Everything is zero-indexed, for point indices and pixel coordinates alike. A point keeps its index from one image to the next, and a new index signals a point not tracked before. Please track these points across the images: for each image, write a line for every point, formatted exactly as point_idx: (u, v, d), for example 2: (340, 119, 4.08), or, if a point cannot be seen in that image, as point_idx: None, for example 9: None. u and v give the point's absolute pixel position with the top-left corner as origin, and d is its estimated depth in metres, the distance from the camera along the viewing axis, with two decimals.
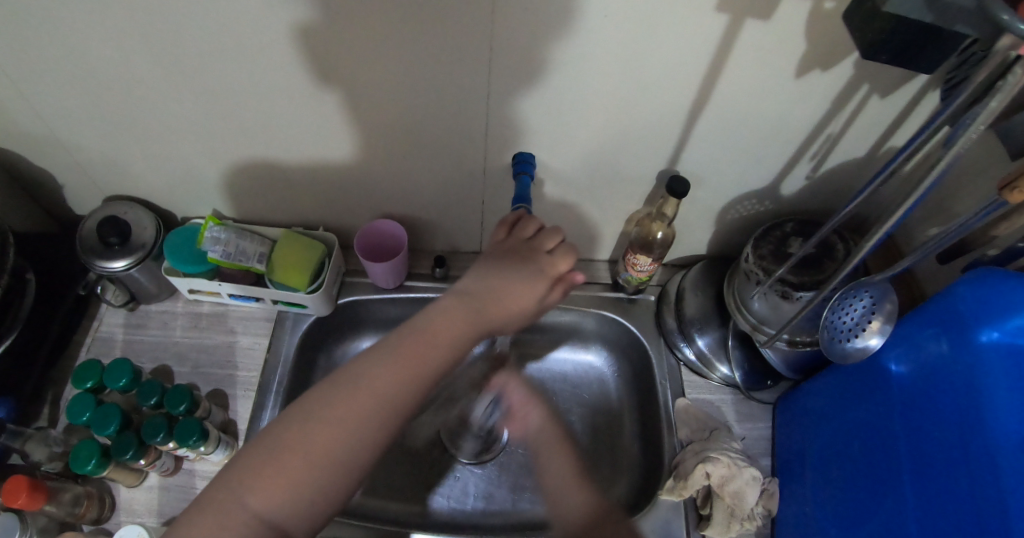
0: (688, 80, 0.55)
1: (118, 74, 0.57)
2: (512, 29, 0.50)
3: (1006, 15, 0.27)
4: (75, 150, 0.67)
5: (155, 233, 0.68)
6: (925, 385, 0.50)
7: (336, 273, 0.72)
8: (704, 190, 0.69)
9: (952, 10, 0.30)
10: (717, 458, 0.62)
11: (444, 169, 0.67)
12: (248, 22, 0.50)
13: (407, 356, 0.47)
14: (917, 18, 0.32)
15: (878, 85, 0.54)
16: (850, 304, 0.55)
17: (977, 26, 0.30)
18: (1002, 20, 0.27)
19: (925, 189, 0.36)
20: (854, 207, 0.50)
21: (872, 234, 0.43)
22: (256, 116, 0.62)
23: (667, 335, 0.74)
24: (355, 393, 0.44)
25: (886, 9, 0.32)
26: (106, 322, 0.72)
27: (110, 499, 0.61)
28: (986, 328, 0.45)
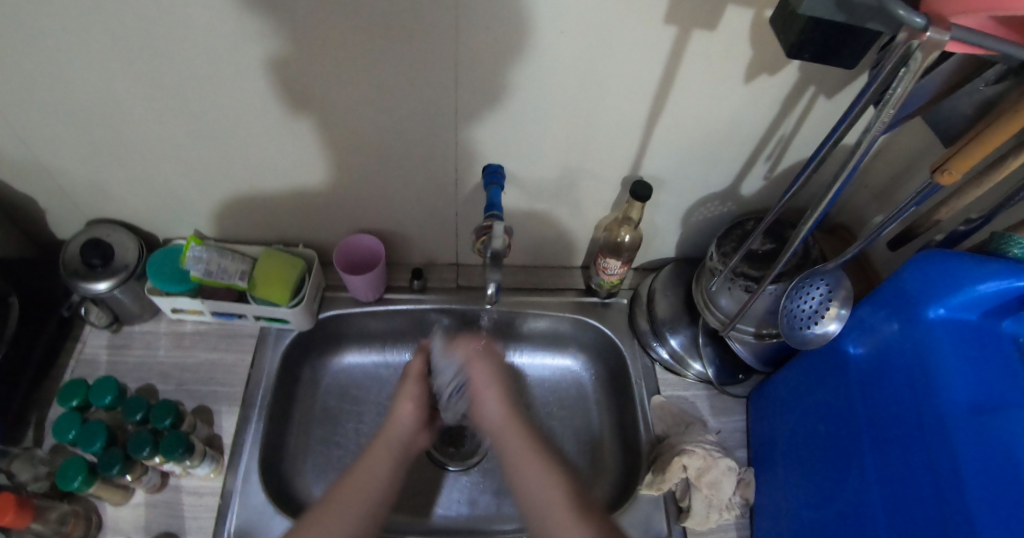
0: (645, 88, 0.58)
1: (99, 101, 0.59)
2: (475, 47, 0.53)
3: (903, 10, 0.31)
4: (59, 176, 0.69)
5: (138, 254, 0.71)
6: (880, 363, 0.53)
7: (316, 287, 0.74)
8: (669, 194, 0.72)
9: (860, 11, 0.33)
10: (693, 450, 0.64)
11: (418, 183, 0.70)
12: (224, 47, 0.53)
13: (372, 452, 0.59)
14: (831, 18, 0.35)
15: (823, 86, 0.57)
16: (806, 293, 0.57)
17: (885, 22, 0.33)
18: (901, 14, 0.31)
19: (847, 172, 0.41)
20: (786, 202, 0.54)
21: (808, 216, 0.48)
22: (235, 137, 0.64)
23: (641, 337, 0.76)
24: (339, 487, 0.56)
25: (802, 10, 0.35)
26: (90, 344, 0.73)
27: (96, 518, 0.62)
28: (933, 306, 0.48)
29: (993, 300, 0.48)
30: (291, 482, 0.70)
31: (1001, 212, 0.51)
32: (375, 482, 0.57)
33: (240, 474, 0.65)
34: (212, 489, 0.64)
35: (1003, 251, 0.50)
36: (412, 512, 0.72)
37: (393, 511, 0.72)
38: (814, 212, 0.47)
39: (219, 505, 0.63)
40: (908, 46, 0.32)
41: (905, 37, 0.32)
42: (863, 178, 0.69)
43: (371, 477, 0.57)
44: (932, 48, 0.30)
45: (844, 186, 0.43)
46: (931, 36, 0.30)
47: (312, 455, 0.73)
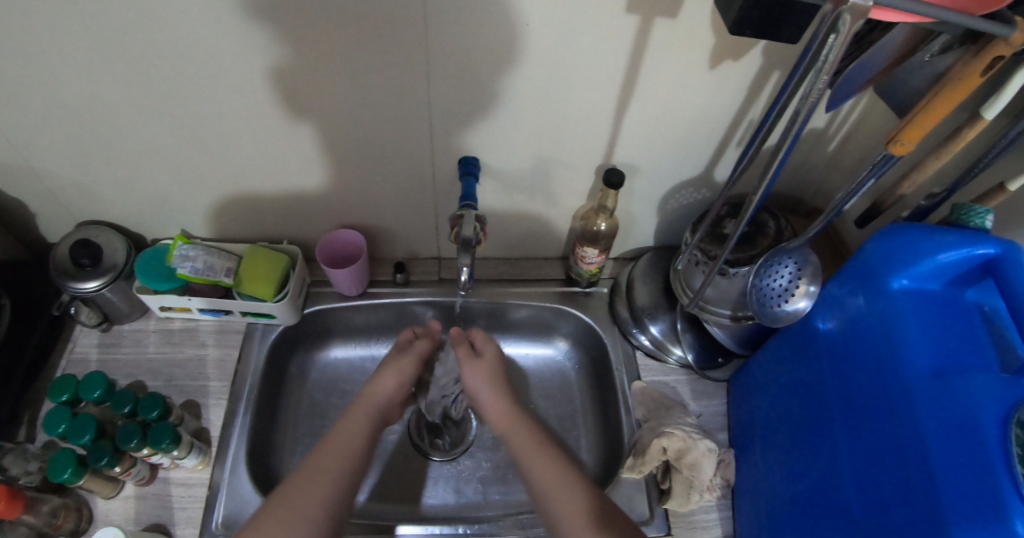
0: (613, 77, 0.59)
1: (83, 102, 0.61)
2: (446, 41, 0.55)
3: None
4: (49, 179, 0.71)
5: (126, 254, 0.73)
6: (847, 337, 0.54)
7: (301, 283, 0.76)
8: (643, 182, 0.73)
9: None
10: (672, 432, 0.65)
11: (398, 177, 0.71)
12: (201, 46, 0.54)
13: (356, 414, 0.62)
14: None
15: (786, 70, 0.59)
16: (776, 271, 0.59)
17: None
18: None
19: (793, 134, 0.43)
20: (730, 188, 0.57)
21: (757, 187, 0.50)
22: (217, 136, 0.66)
23: (621, 324, 0.77)
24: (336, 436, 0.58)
25: None
26: (81, 344, 0.75)
27: (87, 511, 0.63)
28: (896, 277, 0.50)
29: (954, 270, 0.48)
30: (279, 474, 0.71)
31: (962, 184, 0.52)
32: (351, 446, 0.57)
33: (227, 465, 0.66)
34: (201, 481, 0.65)
35: (964, 222, 0.51)
36: (398, 502, 0.73)
37: (378, 502, 0.72)
38: (760, 185, 0.49)
39: (207, 495, 0.64)
40: (836, 14, 0.34)
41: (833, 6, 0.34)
42: (832, 160, 0.70)
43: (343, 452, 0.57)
44: (859, 13, 0.33)
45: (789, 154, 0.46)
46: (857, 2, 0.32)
47: (300, 447, 0.74)
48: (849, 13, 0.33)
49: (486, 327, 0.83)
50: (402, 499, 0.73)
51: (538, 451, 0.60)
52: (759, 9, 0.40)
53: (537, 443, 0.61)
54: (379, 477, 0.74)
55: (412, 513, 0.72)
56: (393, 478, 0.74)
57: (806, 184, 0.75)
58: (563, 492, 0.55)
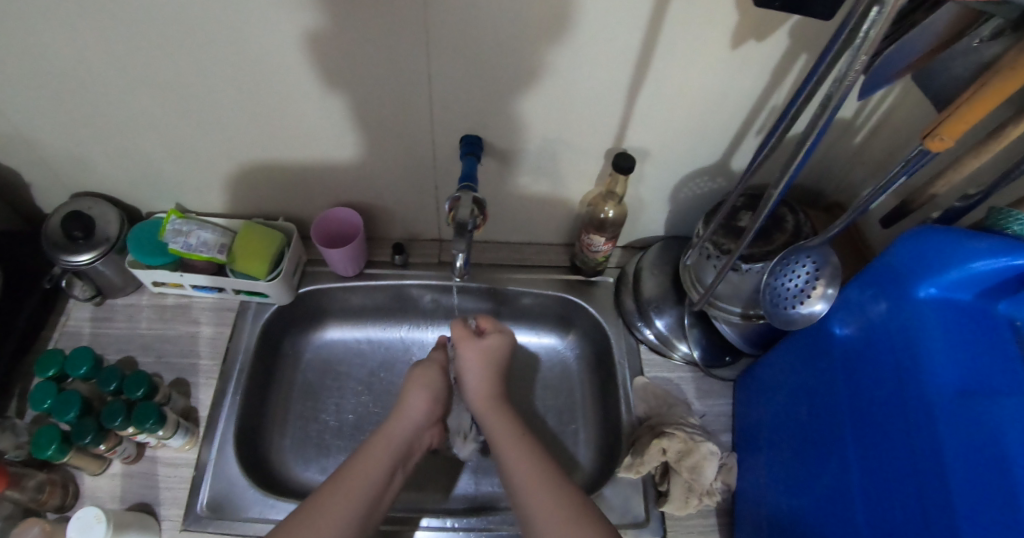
0: (626, 56, 0.55)
1: (70, 71, 0.58)
2: (447, 14, 0.51)
3: None
4: (39, 147, 0.69)
5: (119, 227, 0.71)
6: (866, 346, 0.51)
7: (296, 262, 0.73)
8: (655, 168, 0.69)
9: None
10: (673, 433, 0.62)
11: (397, 156, 0.68)
12: (188, 13, 0.51)
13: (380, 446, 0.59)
14: None
15: (815, 52, 0.54)
16: (792, 271, 0.55)
17: None
18: None
19: (820, 124, 0.39)
20: (750, 177, 0.53)
21: (779, 181, 0.46)
22: (209, 108, 0.63)
23: (626, 317, 0.74)
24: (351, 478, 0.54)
25: None
26: (74, 317, 0.74)
27: (73, 487, 0.63)
28: (924, 285, 0.46)
29: (988, 280, 0.45)
30: (271, 457, 0.70)
31: (1002, 185, 0.48)
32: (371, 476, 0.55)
33: (214, 447, 0.65)
34: (188, 461, 0.65)
35: (1000, 228, 0.47)
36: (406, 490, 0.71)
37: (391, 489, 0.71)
38: (784, 174, 0.45)
39: (193, 476, 0.63)
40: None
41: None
42: (859, 150, 0.66)
43: (363, 486, 0.54)
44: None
45: (821, 137, 0.41)
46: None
47: (291, 429, 0.73)
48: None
49: (486, 314, 0.81)
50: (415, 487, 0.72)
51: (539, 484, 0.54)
52: None
53: (532, 472, 0.55)
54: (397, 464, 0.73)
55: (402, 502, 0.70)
56: None
57: (829, 175, 0.70)
58: (541, 491, 0.53)
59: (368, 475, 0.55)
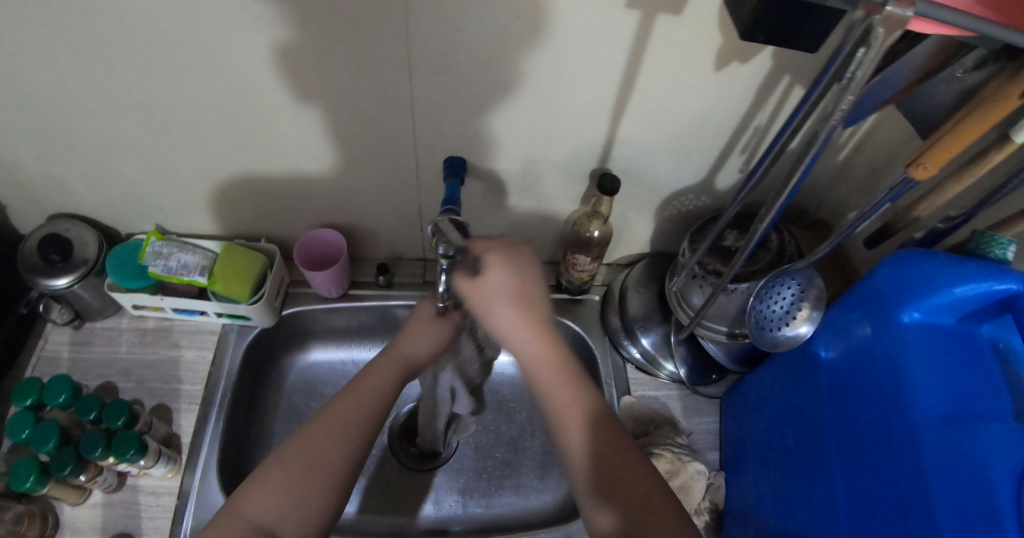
0: (610, 77, 0.55)
1: (44, 93, 0.57)
2: (428, 35, 0.50)
3: None
4: (14, 169, 0.68)
5: (97, 249, 0.70)
6: (851, 369, 0.51)
7: (278, 284, 0.73)
8: (640, 188, 0.69)
9: None
10: (660, 454, 0.63)
11: (380, 176, 0.67)
12: (164, 35, 0.50)
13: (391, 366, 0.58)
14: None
15: (799, 73, 0.54)
16: (777, 293, 0.55)
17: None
18: None
19: (810, 159, 0.39)
20: (745, 196, 0.52)
21: (769, 208, 0.45)
22: (188, 127, 0.62)
23: (612, 335, 0.73)
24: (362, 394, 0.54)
25: None
26: (51, 341, 0.73)
27: (53, 517, 0.62)
28: (907, 310, 0.46)
29: (971, 303, 0.44)
30: None
31: (983, 208, 0.48)
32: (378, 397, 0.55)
33: (197, 474, 0.64)
34: (170, 489, 0.64)
35: (983, 252, 0.47)
36: (383, 513, 0.71)
37: (368, 513, 0.71)
38: (777, 199, 0.44)
39: (177, 505, 0.62)
40: (868, 23, 0.30)
41: (864, 14, 0.30)
42: (843, 168, 0.66)
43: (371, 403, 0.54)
44: (894, 24, 0.29)
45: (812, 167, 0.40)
46: (893, 10, 0.28)
47: None
48: (882, 24, 0.29)
49: None
50: (394, 509, 0.71)
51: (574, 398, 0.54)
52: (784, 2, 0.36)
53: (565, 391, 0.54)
54: (365, 488, 0.72)
55: (389, 526, 0.70)
56: (374, 486, 0.72)
57: (814, 193, 0.71)
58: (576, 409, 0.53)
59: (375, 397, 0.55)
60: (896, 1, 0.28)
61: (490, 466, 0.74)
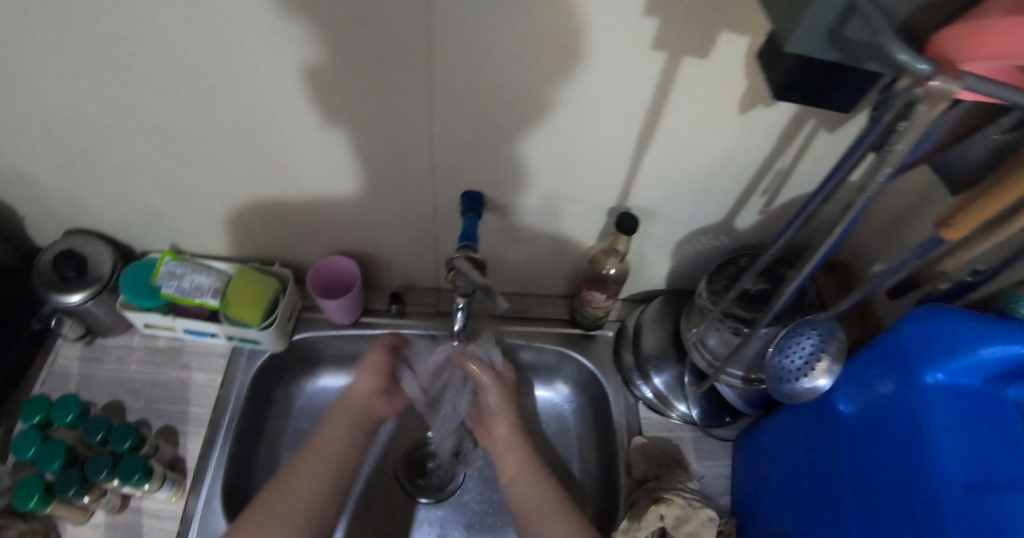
0: (631, 116, 0.54)
1: (66, 112, 0.58)
2: (450, 70, 0.50)
3: (906, 55, 0.27)
4: (35, 185, 0.68)
5: (112, 267, 0.70)
6: (870, 426, 0.49)
7: (290, 308, 0.72)
8: (658, 226, 0.68)
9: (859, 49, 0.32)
10: (671, 499, 0.61)
11: (396, 206, 0.67)
12: (187, 60, 0.51)
13: (341, 421, 0.63)
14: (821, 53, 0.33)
15: (824, 120, 0.53)
16: (797, 343, 0.54)
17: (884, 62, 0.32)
18: (903, 60, 0.28)
19: (861, 207, 0.37)
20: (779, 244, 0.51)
21: (813, 254, 0.44)
22: (205, 149, 0.62)
23: (625, 373, 0.72)
24: (314, 454, 0.60)
25: (787, 47, 0.33)
26: (62, 356, 0.73)
27: (55, 536, 0.61)
28: (931, 370, 0.44)
29: (995, 366, 0.44)
30: None
31: (1012, 265, 0.47)
32: (332, 455, 0.61)
33: (201, 498, 0.64)
34: (173, 514, 0.63)
35: (1010, 310, 0.46)
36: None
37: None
38: (822, 246, 0.42)
39: (179, 530, 0.62)
40: (913, 93, 0.29)
41: (909, 83, 0.29)
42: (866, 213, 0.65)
43: (327, 461, 0.60)
44: (937, 97, 0.28)
45: (850, 226, 0.40)
46: (937, 85, 0.27)
47: None
48: (925, 99, 0.28)
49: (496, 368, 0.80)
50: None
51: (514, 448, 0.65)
52: (817, 66, 0.36)
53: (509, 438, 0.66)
54: (353, 510, 0.72)
55: None
56: (373, 514, 0.72)
57: None
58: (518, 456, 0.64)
59: (326, 454, 0.61)
60: (943, 74, 0.27)
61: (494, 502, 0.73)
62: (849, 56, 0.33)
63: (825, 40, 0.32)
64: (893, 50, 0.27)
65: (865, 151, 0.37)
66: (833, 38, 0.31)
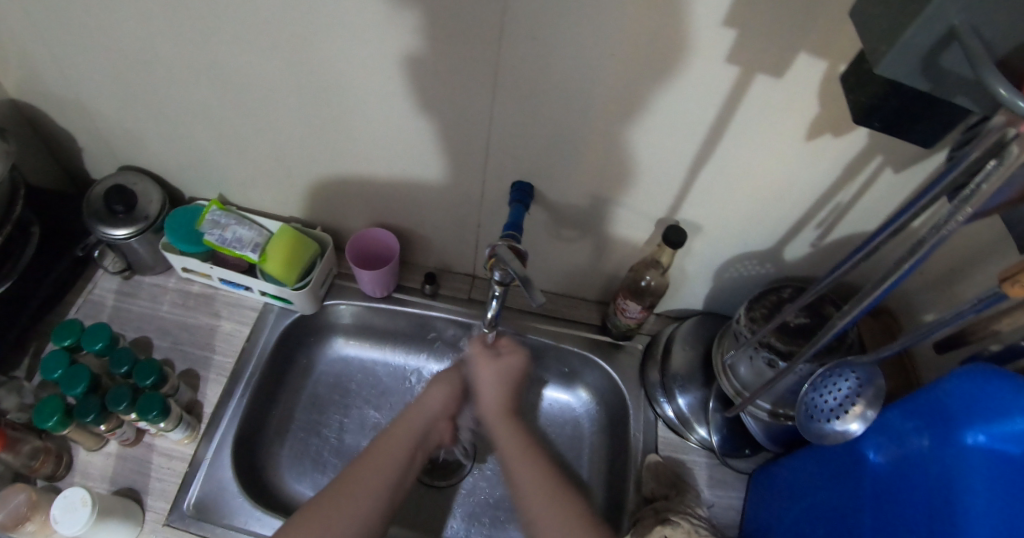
0: (694, 128, 0.54)
1: (138, 52, 0.59)
2: (518, 58, 0.50)
3: (1004, 89, 0.25)
4: (98, 118, 0.70)
5: (159, 208, 0.71)
6: (900, 481, 0.46)
7: (326, 274, 0.73)
8: (702, 243, 0.67)
9: (954, 82, 0.31)
10: (677, 522, 0.59)
11: (443, 187, 0.67)
12: (262, 16, 0.51)
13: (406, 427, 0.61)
14: (911, 76, 0.31)
15: (893, 158, 0.52)
16: (833, 384, 0.53)
17: (977, 98, 0.30)
18: (1002, 95, 0.25)
19: (914, 261, 0.36)
20: (830, 279, 0.48)
21: (868, 291, 0.41)
22: (263, 105, 0.63)
23: (649, 389, 0.72)
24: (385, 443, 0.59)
25: (876, 69, 0.32)
26: (99, 286, 0.75)
27: (67, 458, 0.63)
28: (971, 430, 0.41)
29: None
30: (264, 464, 0.69)
31: None
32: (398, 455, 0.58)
33: (212, 444, 0.64)
34: (182, 455, 0.64)
35: None
36: None
37: None
38: (882, 282, 0.39)
39: (186, 472, 0.63)
40: (1005, 133, 0.28)
41: (1005, 122, 0.28)
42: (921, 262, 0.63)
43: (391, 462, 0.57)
44: None
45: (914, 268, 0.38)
46: None
47: (290, 440, 0.72)
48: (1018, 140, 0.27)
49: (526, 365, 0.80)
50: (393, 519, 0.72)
51: (521, 452, 0.59)
52: (903, 93, 0.35)
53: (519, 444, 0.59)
54: None
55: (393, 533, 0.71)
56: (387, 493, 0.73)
57: None
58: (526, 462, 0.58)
59: (391, 454, 0.58)
60: None
61: (497, 497, 0.74)
62: (940, 87, 0.32)
63: (919, 64, 0.30)
64: (990, 84, 0.25)
65: (944, 189, 0.35)
66: (927, 64, 0.30)
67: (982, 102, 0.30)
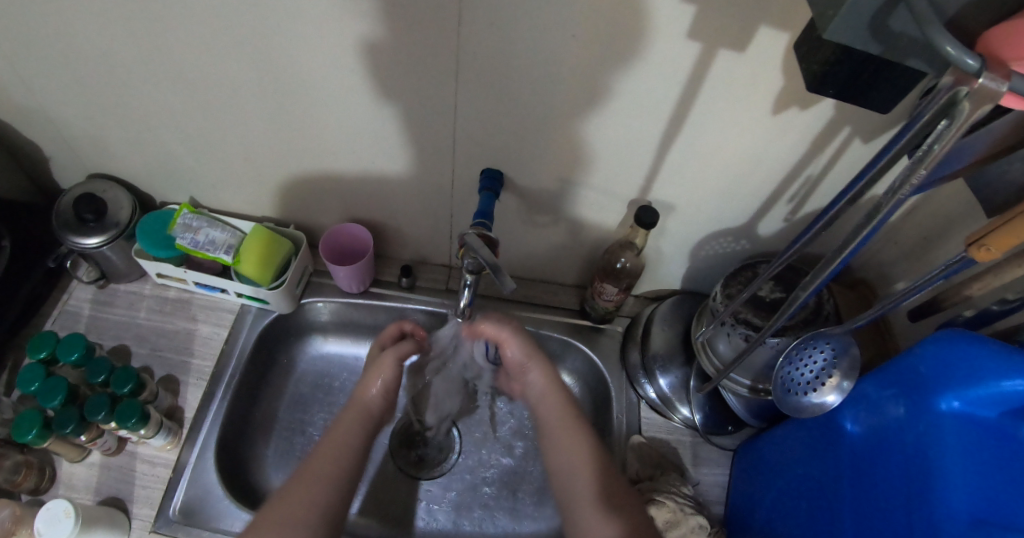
0: (659, 107, 0.53)
1: (95, 57, 0.58)
2: (478, 44, 0.49)
3: (952, 47, 0.25)
4: (62, 127, 0.69)
5: (131, 214, 0.70)
6: (877, 450, 0.47)
7: (301, 272, 0.73)
8: (677, 222, 0.67)
9: (907, 43, 0.30)
10: (662, 501, 0.59)
11: (415, 180, 0.67)
12: (217, 15, 0.51)
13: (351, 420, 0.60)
14: (858, 40, 0.31)
15: (860, 128, 0.51)
16: (808, 356, 0.53)
17: (929, 59, 0.30)
18: (948, 52, 0.25)
19: (874, 227, 0.36)
20: (799, 249, 0.48)
21: (832, 258, 0.41)
22: (227, 105, 0.62)
23: (630, 370, 0.72)
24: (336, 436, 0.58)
25: (824, 36, 0.32)
26: (75, 297, 0.74)
27: (50, 471, 0.62)
28: (945, 396, 0.41)
29: (1018, 400, 0.40)
30: (250, 465, 0.69)
31: None
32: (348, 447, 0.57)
33: (196, 448, 0.64)
34: (166, 461, 0.64)
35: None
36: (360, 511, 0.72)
37: (363, 514, 0.71)
38: (846, 248, 0.39)
39: (170, 478, 0.62)
40: (954, 92, 0.27)
41: (953, 80, 0.27)
42: (894, 232, 0.63)
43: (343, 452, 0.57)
44: (983, 98, 0.25)
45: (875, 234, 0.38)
46: (985, 84, 0.25)
47: (275, 439, 0.72)
48: (969, 98, 0.26)
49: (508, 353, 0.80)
50: (382, 513, 0.72)
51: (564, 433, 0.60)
52: (854, 59, 0.35)
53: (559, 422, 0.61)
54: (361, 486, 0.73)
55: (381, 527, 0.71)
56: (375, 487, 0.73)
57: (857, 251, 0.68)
58: (565, 444, 0.59)
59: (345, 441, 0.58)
60: (991, 72, 0.25)
61: (485, 485, 0.74)
62: (892, 50, 0.31)
63: (866, 28, 0.30)
64: (938, 42, 0.25)
65: (903, 154, 0.35)
66: (875, 26, 0.30)
67: (933, 62, 0.30)
